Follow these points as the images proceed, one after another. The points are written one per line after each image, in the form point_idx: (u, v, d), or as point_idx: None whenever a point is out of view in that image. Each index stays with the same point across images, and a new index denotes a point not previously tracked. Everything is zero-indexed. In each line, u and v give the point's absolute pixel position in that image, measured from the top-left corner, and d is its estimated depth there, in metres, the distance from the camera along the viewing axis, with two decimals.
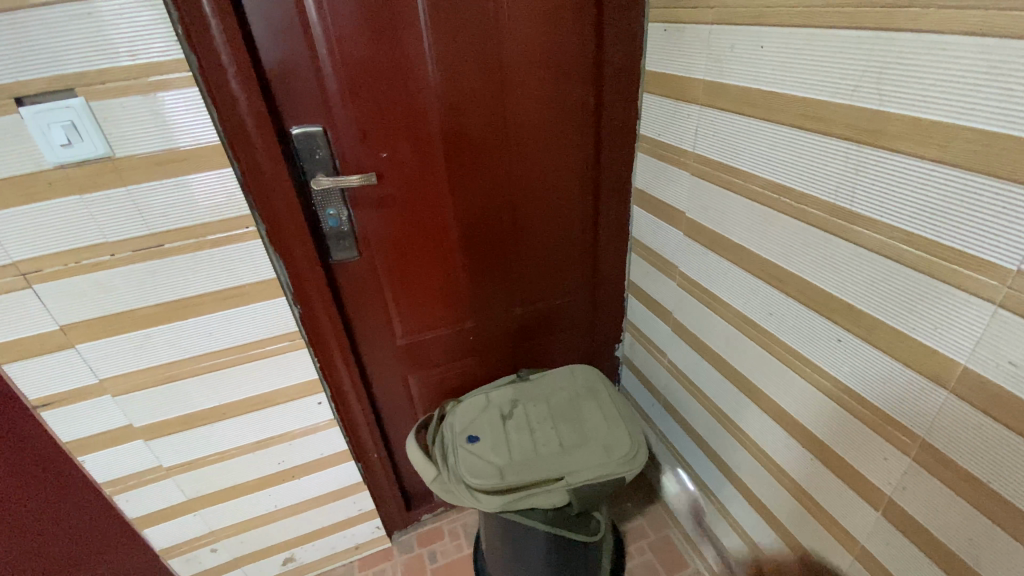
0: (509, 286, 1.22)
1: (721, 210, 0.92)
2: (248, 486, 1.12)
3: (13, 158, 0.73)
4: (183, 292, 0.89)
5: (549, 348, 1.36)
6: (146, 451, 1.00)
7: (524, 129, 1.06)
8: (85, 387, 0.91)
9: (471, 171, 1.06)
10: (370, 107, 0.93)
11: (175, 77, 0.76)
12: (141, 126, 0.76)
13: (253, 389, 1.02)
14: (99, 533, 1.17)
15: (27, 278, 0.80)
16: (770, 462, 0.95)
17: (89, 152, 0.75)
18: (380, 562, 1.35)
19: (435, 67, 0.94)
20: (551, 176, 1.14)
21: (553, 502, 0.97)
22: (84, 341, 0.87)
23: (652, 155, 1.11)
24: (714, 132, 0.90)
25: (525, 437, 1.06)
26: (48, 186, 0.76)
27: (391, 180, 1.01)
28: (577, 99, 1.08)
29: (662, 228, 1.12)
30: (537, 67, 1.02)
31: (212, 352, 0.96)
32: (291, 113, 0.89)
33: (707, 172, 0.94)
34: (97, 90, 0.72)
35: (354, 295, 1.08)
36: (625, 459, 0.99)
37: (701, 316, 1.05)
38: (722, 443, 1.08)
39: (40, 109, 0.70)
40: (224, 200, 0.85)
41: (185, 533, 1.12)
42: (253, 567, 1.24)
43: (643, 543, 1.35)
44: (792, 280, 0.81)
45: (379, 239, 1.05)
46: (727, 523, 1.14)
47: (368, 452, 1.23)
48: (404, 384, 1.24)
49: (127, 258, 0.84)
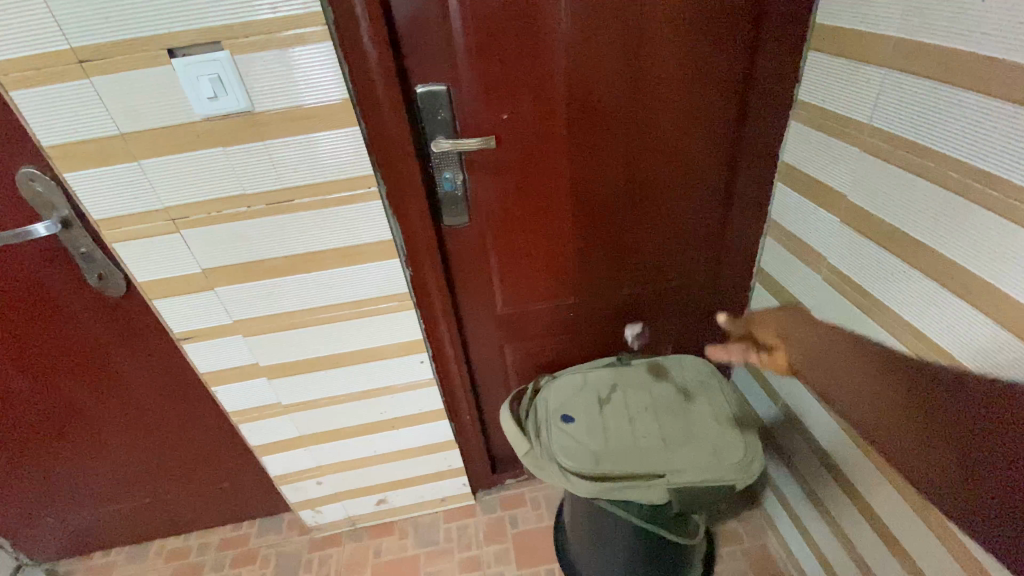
0: (620, 262, 1.14)
1: (899, 197, 0.77)
2: (352, 431, 1.19)
3: (167, 110, 0.77)
4: (306, 247, 0.92)
5: (654, 331, 1.28)
6: (268, 388, 1.09)
7: (658, 94, 0.95)
8: (222, 326, 0.99)
9: (594, 139, 0.98)
10: (495, 64, 0.87)
11: (311, 31, 0.74)
12: (278, 82, 0.77)
13: (363, 343, 1.06)
14: (227, 453, 1.32)
15: (176, 223, 0.87)
16: (915, 496, 0.81)
17: (231, 105, 0.77)
18: (464, 517, 1.39)
19: (568, 19, 0.85)
20: (680, 144, 1.02)
21: (649, 498, 0.92)
22: (221, 285, 0.94)
23: (809, 126, 0.95)
24: (903, 103, 0.74)
25: (623, 425, 1.01)
26: (196, 138, 0.80)
27: (508, 144, 0.96)
28: (724, 58, 0.94)
29: (811, 213, 0.97)
30: (684, 19, 0.89)
31: (328, 306, 0.99)
32: (416, 68, 0.86)
33: (885, 151, 0.78)
34: (239, 43, 0.73)
35: (461, 260, 1.07)
36: (736, 466, 0.91)
37: (850, 321, 0.90)
38: (849, 462, 0.96)
39: (191, 62, 0.73)
40: (349, 159, 0.85)
41: (297, 464, 1.22)
42: (350, 503, 1.34)
43: (735, 547, 1.27)
44: (989, 295, 0.65)
45: (491, 204, 1.02)
46: (840, 548, 1.03)
47: (461, 414, 1.25)
48: (501, 352, 1.23)
49: (259, 211, 0.87)
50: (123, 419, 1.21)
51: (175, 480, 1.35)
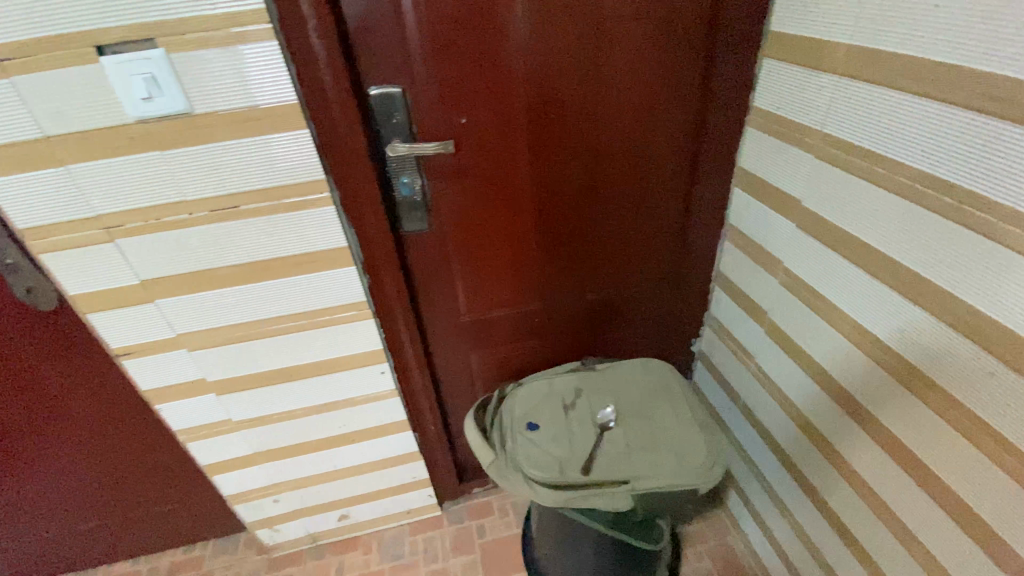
0: (583, 267, 1.14)
1: (849, 202, 0.79)
2: (310, 445, 1.14)
3: (97, 111, 0.71)
4: (255, 256, 0.87)
5: (619, 335, 1.28)
6: (218, 404, 1.03)
7: (618, 99, 0.95)
8: (164, 340, 0.93)
9: (555, 143, 0.97)
10: (452, 65, 0.85)
11: (254, 28, 0.70)
12: (220, 82, 0.72)
13: (320, 355, 1.02)
14: (176, 472, 1.25)
15: (111, 232, 0.81)
16: (870, 492, 0.84)
17: (169, 107, 0.72)
18: (431, 529, 1.36)
19: (526, 23, 0.84)
20: (641, 149, 1.02)
21: (616, 507, 0.90)
22: (162, 297, 0.88)
23: (765, 132, 0.96)
24: (854, 109, 0.75)
25: (589, 431, 1.00)
26: (130, 141, 0.74)
27: (468, 149, 0.94)
28: (682, 63, 0.94)
29: (767, 217, 0.99)
30: (642, 24, 0.89)
31: (281, 317, 0.95)
32: (369, 70, 0.83)
33: (836, 157, 0.80)
34: (176, 41, 0.69)
35: (422, 267, 1.04)
36: (700, 470, 0.91)
37: (807, 324, 0.92)
38: (807, 461, 0.98)
39: (122, 60, 0.68)
40: (299, 163, 0.81)
41: (250, 482, 1.17)
42: (311, 520, 1.29)
43: (701, 547, 1.28)
44: (937, 297, 0.67)
45: (452, 210, 0.99)
46: (801, 545, 1.05)
47: (425, 425, 1.22)
48: (466, 360, 1.20)
49: (202, 218, 0.82)
50: (60, 440, 1.13)
51: (119, 503, 1.27)
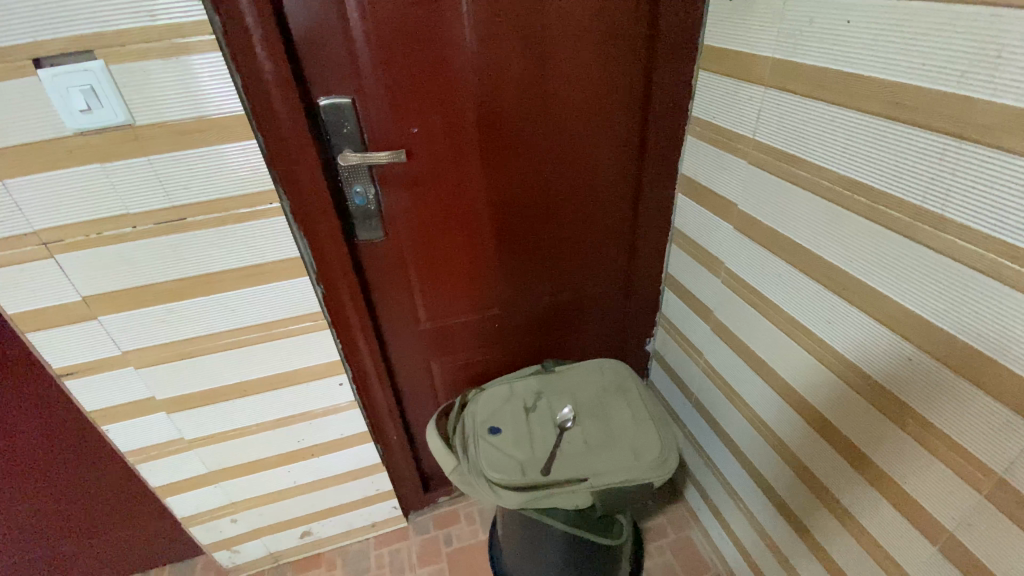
0: (540, 271, 1.16)
1: (779, 203, 0.84)
2: (268, 461, 1.12)
3: (33, 123, 0.69)
4: (204, 268, 0.86)
5: (578, 338, 1.31)
6: (169, 422, 1.00)
7: (565, 109, 0.99)
8: (109, 358, 0.90)
9: (505, 151, 0.99)
10: (401, 77, 0.87)
11: (198, 40, 0.70)
12: (163, 93, 0.72)
13: (275, 367, 1.00)
14: (126, 496, 1.20)
15: (49, 248, 0.78)
16: (811, 475, 0.89)
17: (109, 118, 0.71)
18: (396, 541, 1.35)
19: (473, 36, 0.87)
20: (589, 157, 1.06)
21: (576, 504, 0.92)
22: (106, 314, 0.86)
23: (704, 140, 1.01)
24: (779, 117, 0.81)
25: (548, 433, 1.02)
26: (68, 154, 0.73)
27: (421, 157, 0.95)
28: (624, 74, 0.99)
29: (708, 220, 1.04)
30: (584, 37, 0.93)
31: (233, 330, 0.93)
32: (318, 82, 0.84)
33: (766, 162, 0.85)
34: (117, 52, 0.68)
35: (379, 276, 1.05)
36: (654, 464, 0.94)
37: (748, 320, 0.97)
38: (755, 451, 1.03)
39: (59, 71, 0.67)
40: (247, 173, 0.81)
41: (205, 503, 1.13)
42: (271, 538, 1.26)
43: (663, 542, 1.31)
44: (858, 289, 0.73)
45: (407, 218, 1.00)
46: (753, 532, 1.09)
47: (388, 435, 1.21)
48: (427, 368, 1.21)
49: (147, 231, 0.81)
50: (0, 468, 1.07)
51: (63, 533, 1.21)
